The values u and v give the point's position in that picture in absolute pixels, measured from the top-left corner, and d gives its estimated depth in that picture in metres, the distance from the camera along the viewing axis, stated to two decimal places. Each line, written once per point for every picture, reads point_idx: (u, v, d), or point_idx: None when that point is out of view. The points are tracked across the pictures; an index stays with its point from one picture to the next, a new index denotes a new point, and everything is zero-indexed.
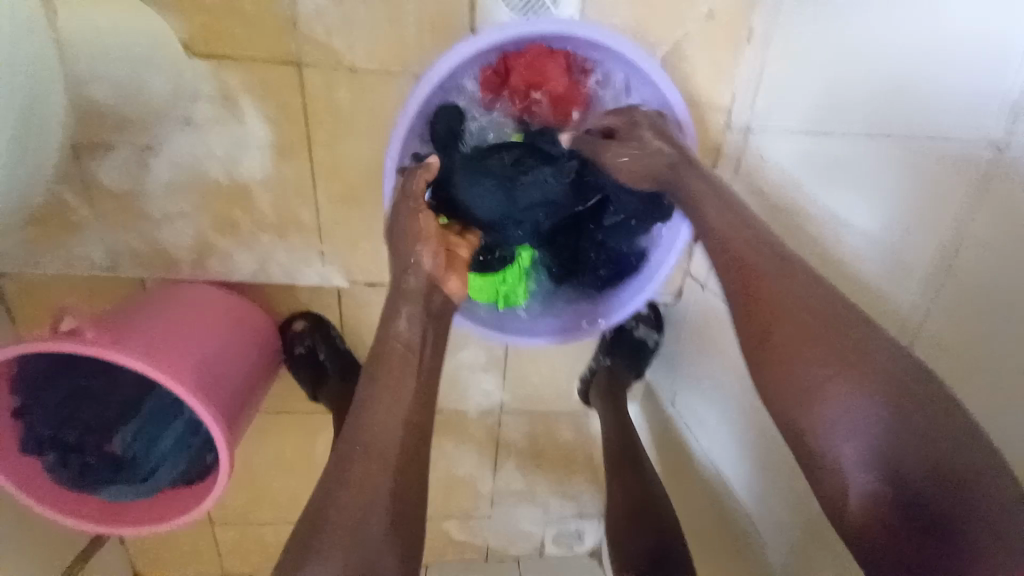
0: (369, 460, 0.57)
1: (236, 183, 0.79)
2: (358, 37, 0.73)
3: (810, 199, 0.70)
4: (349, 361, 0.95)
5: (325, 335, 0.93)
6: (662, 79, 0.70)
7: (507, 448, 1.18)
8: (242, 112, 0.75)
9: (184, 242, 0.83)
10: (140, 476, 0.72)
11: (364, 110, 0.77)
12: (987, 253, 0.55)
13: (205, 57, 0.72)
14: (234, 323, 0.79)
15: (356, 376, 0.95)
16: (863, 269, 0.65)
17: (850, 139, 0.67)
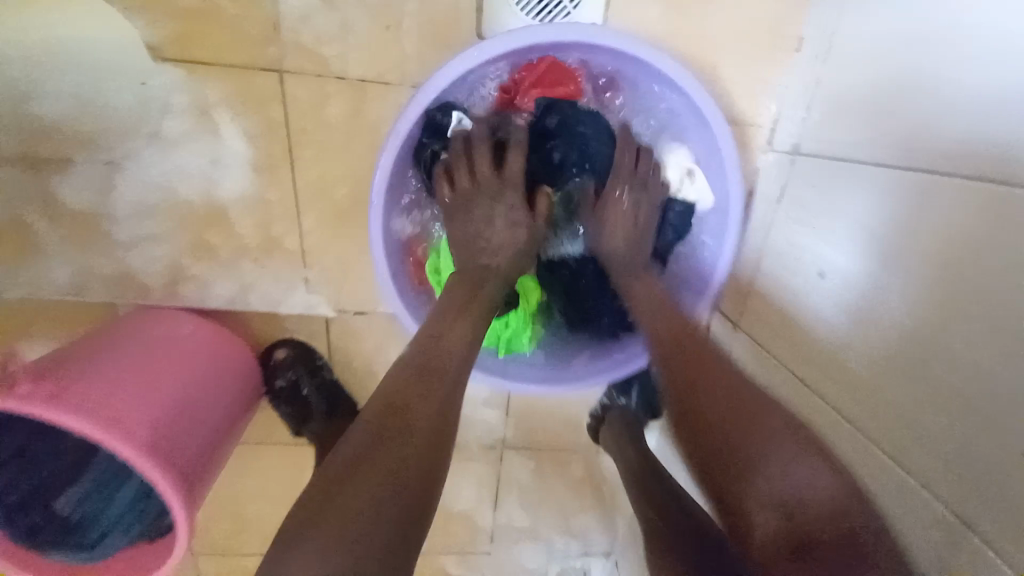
0: (390, 421, 0.48)
1: (211, 202, 0.71)
2: (348, 42, 0.65)
3: (811, 214, 0.65)
4: (336, 395, 0.87)
5: (310, 367, 0.85)
6: (697, 95, 0.61)
7: (509, 482, 1.09)
8: (216, 124, 0.67)
9: (156, 266, 0.75)
10: (89, 542, 0.65)
11: (354, 123, 0.69)
12: (970, 250, 0.46)
13: (176, 64, 0.64)
14: (204, 369, 0.71)
15: (342, 413, 0.86)
16: (850, 285, 0.58)
17: (853, 142, 0.60)
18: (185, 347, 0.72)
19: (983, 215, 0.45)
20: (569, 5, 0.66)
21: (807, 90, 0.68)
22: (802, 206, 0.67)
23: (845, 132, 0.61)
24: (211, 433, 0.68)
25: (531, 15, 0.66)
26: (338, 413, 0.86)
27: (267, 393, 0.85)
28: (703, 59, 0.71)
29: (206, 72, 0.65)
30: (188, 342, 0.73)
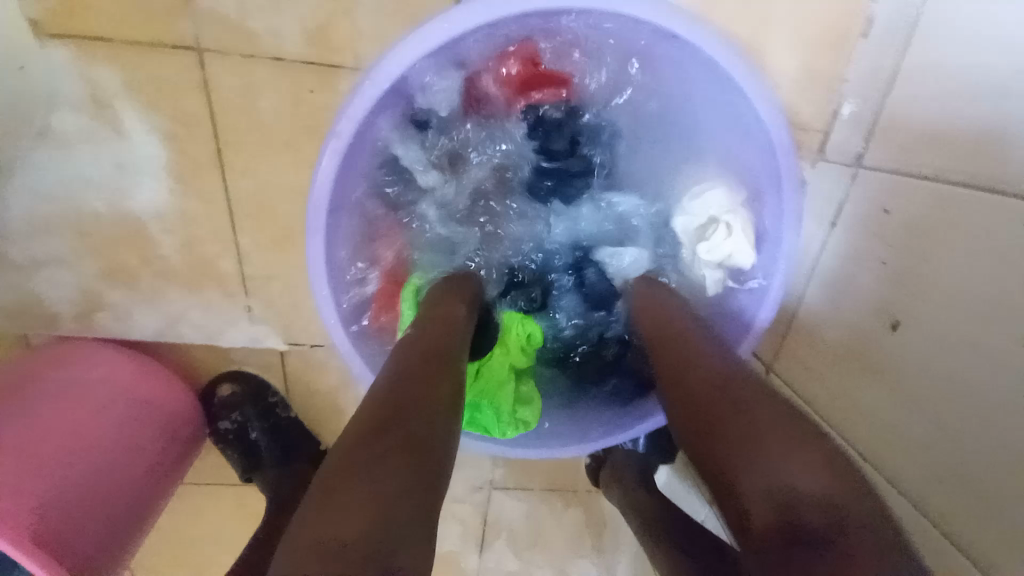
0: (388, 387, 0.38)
1: (125, 218, 0.57)
2: (289, 16, 0.50)
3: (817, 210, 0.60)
4: (292, 438, 0.74)
5: (260, 406, 0.72)
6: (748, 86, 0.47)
7: (499, 522, 0.98)
8: (121, 122, 0.53)
9: (64, 294, 0.61)
10: None
11: (298, 120, 0.54)
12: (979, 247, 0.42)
13: (64, 43, 0.50)
14: (119, 425, 0.58)
15: (298, 457, 0.73)
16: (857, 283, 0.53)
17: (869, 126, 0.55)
18: (99, 395, 0.59)
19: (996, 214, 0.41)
20: None
21: (879, 85, 0.55)
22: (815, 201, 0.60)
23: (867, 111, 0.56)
24: (129, 503, 0.56)
25: None
26: (295, 456, 0.73)
27: (210, 434, 0.72)
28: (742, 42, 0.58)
29: (102, 53, 0.50)
30: (100, 393, 0.59)
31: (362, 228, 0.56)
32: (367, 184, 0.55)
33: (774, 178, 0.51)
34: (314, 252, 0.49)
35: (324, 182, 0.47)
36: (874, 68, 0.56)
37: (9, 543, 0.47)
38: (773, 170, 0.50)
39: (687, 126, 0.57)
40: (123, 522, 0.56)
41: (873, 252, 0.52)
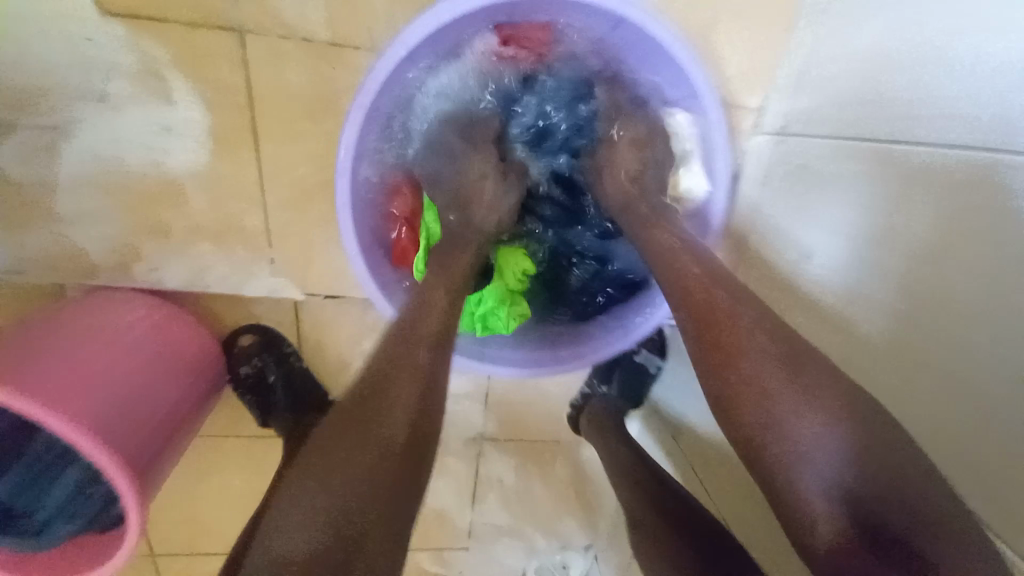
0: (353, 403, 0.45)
1: (165, 177, 0.65)
2: (317, 4, 0.60)
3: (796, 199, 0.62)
4: (304, 386, 0.82)
5: (277, 355, 0.80)
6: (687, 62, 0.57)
7: (490, 476, 1.06)
8: (170, 90, 0.61)
9: (102, 246, 0.68)
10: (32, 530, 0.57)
11: (322, 92, 0.64)
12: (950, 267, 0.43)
13: (124, 22, 0.59)
14: (156, 355, 0.65)
15: (309, 402, 0.82)
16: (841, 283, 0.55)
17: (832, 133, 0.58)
18: (130, 328, 0.65)
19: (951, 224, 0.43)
20: None
21: (795, 74, 0.66)
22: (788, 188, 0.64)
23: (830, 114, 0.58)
24: (163, 416, 0.62)
25: None
26: (305, 401, 0.82)
27: (232, 380, 0.80)
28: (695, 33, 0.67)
29: (154, 28, 0.59)
30: (141, 324, 0.66)
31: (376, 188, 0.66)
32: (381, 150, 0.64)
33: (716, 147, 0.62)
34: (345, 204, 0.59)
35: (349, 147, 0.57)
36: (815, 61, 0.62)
37: (65, 425, 0.51)
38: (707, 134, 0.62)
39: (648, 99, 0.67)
40: (166, 435, 0.63)
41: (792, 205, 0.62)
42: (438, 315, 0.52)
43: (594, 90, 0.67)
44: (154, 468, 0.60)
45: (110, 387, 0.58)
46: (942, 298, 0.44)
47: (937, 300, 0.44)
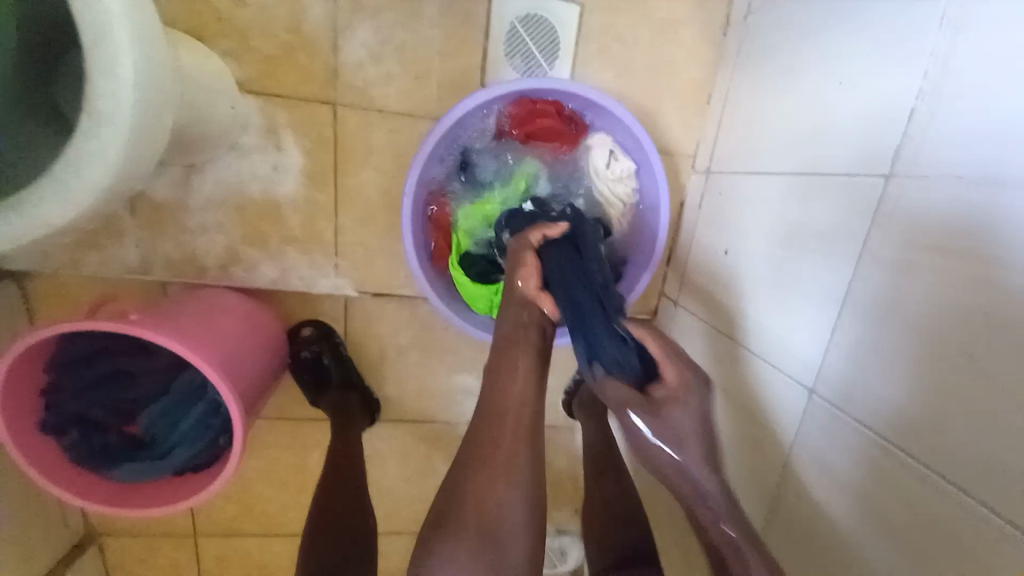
0: (494, 465, 0.58)
1: (269, 200, 0.90)
2: (389, 86, 0.88)
3: (799, 246, 0.69)
4: (350, 370, 1.02)
5: (331, 343, 1.00)
6: (644, 138, 0.80)
7: None
8: (282, 141, 0.87)
9: (213, 251, 0.90)
10: (158, 454, 0.78)
11: (387, 143, 0.90)
12: (945, 315, 0.49)
13: (257, 94, 0.85)
14: (254, 325, 0.88)
15: (355, 383, 1.02)
16: (843, 326, 0.61)
17: (833, 183, 0.64)
18: (236, 310, 0.87)
19: (951, 281, 0.49)
20: (548, 65, 0.90)
21: (714, 133, 0.93)
22: (788, 240, 0.71)
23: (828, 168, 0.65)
24: (253, 377, 0.84)
25: (520, 71, 0.90)
26: (351, 384, 1.02)
27: (291, 365, 0.98)
28: (648, 106, 0.95)
29: (275, 100, 0.85)
30: (243, 305, 0.89)
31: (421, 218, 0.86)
32: (428, 190, 0.85)
33: (665, 191, 0.82)
34: (404, 219, 0.78)
35: (409, 188, 0.78)
36: (763, 124, 0.79)
37: (213, 371, 0.73)
38: (652, 182, 0.84)
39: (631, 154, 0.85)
40: (252, 390, 0.84)
41: (763, 254, 0.76)
42: (521, 414, 0.61)
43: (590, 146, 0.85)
44: (253, 402, 0.84)
45: (230, 340, 0.81)
46: (900, 313, 0.54)
47: (894, 317, 0.54)
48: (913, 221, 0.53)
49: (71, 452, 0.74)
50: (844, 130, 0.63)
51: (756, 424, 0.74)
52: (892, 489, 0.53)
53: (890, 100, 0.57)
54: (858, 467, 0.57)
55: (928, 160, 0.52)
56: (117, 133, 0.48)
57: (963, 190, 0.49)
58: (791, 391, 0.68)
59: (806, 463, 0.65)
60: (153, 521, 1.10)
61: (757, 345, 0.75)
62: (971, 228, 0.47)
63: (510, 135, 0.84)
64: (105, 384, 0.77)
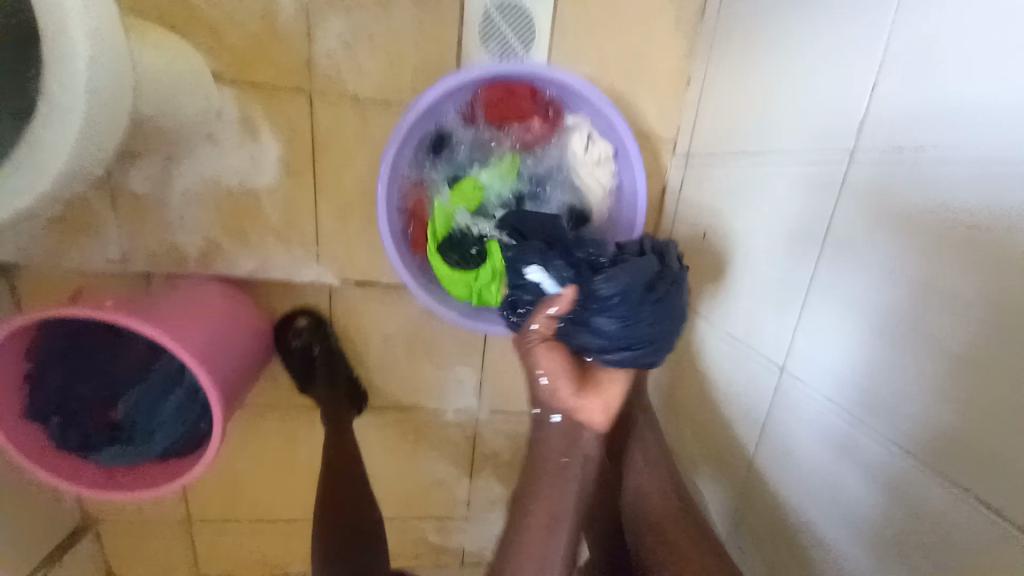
0: (542, 505, 0.65)
1: (247, 191, 0.90)
2: (363, 73, 0.87)
3: (796, 238, 0.64)
4: (339, 363, 1.02)
5: (322, 335, 1.00)
6: (618, 118, 0.79)
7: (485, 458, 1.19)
8: (258, 132, 0.87)
9: (194, 243, 0.91)
10: (140, 440, 0.79)
11: (364, 132, 0.90)
12: (965, 315, 0.44)
13: (231, 85, 0.85)
14: (235, 314, 0.88)
15: (344, 377, 1.02)
16: (848, 326, 0.56)
17: (829, 169, 0.60)
18: (215, 300, 0.87)
19: (965, 276, 0.44)
20: (523, 49, 0.90)
21: (694, 116, 0.92)
22: (783, 230, 0.67)
23: (819, 150, 0.61)
24: (235, 366, 0.84)
25: (495, 56, 0.90)
26: (339, 377, 1.02)
27: (279, 353, 0.99)
28: (626, 89, 0.95)
29: (249, 90, 0.85)
30: (222, 295, 0.88)
31: (399, 206, 0.85)
32: (405, 176, 0.84)
33: (643, 172, 0.81)
34: (379, 205, 0.78)
35: (384, 174, 0.77)
36: (745, 105, 0.77)
37: (191, 359, 0.74)
38: (629, 165, 0.83)
39: (610, 136, 0.84)
40: (235, 379, 0.84)
41: (745, 247, 0.74)
42: (567, 466, 0.65)
43: (568, 130, 0.84)
44: (236, 390, 0.85)
45: (208, 327, 0.81)
46: (886, 314, 0.51)
47: (880, 318, 0.52)
48: (894, 216, 0.51)
49: (54, 440, 0.75)
50: (828, 112, 0.60)
51: (741, 417, 0.73)
52: (915, 511, 0.48)
53: (858, 78, 0.56)
54: (871, 484, 0.53)
55: (922, 137, 0.49)
56: (72, 119, 0.49)
57: (942, 180, 0.46)
58: (795, 397, 0.63)
59: (794, 463, 0.63)
60: (147, 512, 1.12)
61: (757, 342, 0.70)
62: (955, 222, 0.45)
63: (485, 118, 0.83)
64: (84, 371, 0.78)
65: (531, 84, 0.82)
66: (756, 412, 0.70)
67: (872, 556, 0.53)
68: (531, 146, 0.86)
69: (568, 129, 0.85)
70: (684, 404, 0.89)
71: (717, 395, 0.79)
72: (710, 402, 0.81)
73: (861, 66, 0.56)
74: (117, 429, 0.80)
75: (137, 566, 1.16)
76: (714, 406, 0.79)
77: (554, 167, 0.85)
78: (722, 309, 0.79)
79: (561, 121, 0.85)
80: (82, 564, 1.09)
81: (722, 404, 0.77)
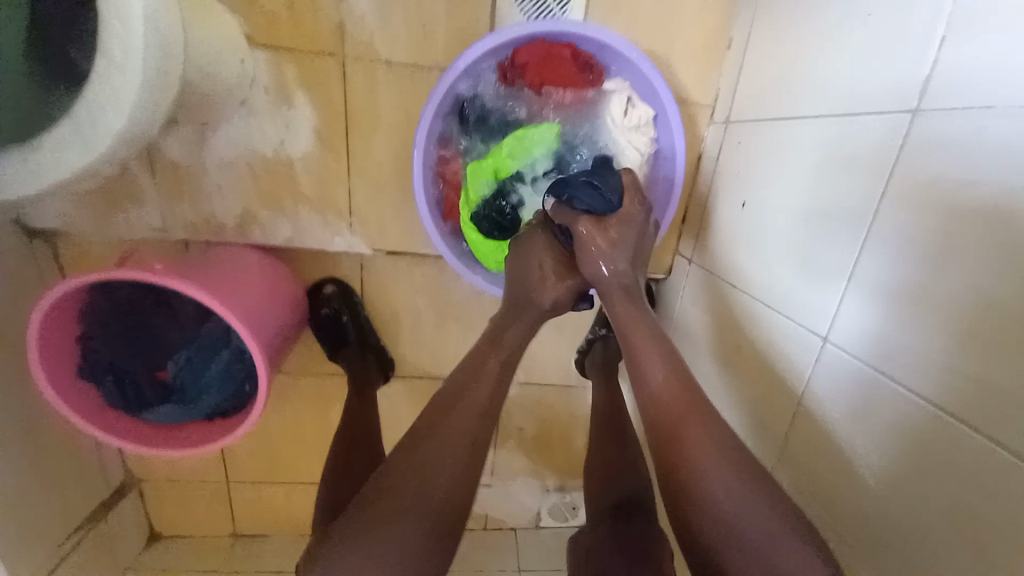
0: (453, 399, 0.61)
1: (281, 159, 0.90)
2: (396, 37, 0.86)
3: (831, 200, 0.64)
4: (368, 330, 1.04)
5: (350, 302, 1.02)
6: (658, 81, 0.77)
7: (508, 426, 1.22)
8: (292, 98, 0.87)
9: (230, 210, 0.92)
10: (188, 401, 0.82)
11: (396, 98, 0.89)
12: (989, 268, 0.45)
13: (264, 50, 0.84)
14: (273, 280, 0.90)
15: (374, 343, 1.05)
16: (875, 285, 0.57)
17: (868, 130, 0.59)
18: (254, 266, 0.89)
19: (990, 230, 0.45)
20: (559, 11, 0.87)
21: (734, 81, 0.90)
22: (818, 193, 0.66)
23: (863, 110, 0.60)
24: (274, 331, 0.87)
25: (530, 18, 0.87)
26: (368, 342, 1.05)
27: (310, 322, 1.01)
28: (664, 54, 0.92)
29: (282, 55, 0.84)
30: (259, 261, 0.90)
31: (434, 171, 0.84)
32: (439, 141, 0.83)
33: (681, 138, 0.79)
34: (415, 170, 0.78)
35: (421, 136, 0.77)
36: (787, 68, 0.75)
37: (238, 322, 0.77)
38: (667, 131, 0.81)
39: (650, 100, 0.82)
40: (274, 343, 0.87)
41: (780, 218, 0.73)
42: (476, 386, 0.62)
43: (607, 92, 0.82)
44: (275, 354, 0.88)
45: (249, 292, 0.83)
46: (919, 291, 0.52)
47: (907, 300, 0.53)
48: (928, 200, 0.51)
49: (108, 399, 0.79)
50: (876, 70, 0.59)
51: (771, 389, 0.73)
52: (938, 466, 0.49)
53: (918, 34, 0.54)
54: (891, 438, 0.54)
55: (966, 94, 0.48)
56: (130, 78, 0.49)
57: (985, 143, 0.46)
58: (819, 359, 0.64)
59: (823, 436, 0.63)
60: (187, 471, 1.17)
61: (785, 308, 0.71)
62: (991, 203, 0.45)
63: (522, 81, 0.81)
64: (137, 332, 0.81)
65: (571, 45, 0.80)
66: (779, 376, 0.71)
67: (897, 514, 0.54)
68: (568, 111, 0.84)
69: (606, 93, 0.82)
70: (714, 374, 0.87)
71: (745, 369, 0.79)
72: (740, 372, 0.80)
73: (915, 22, 0.54)
74: (167, 389, 0.83)
75: (178, 522, 1.22)
76: (743, 381, 0.79)
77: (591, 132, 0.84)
78: (751, 283, 0.79)
79: (601, 83, 0.82)
80: (128, 519, 1.15)
81: (755, 378, 0.76)
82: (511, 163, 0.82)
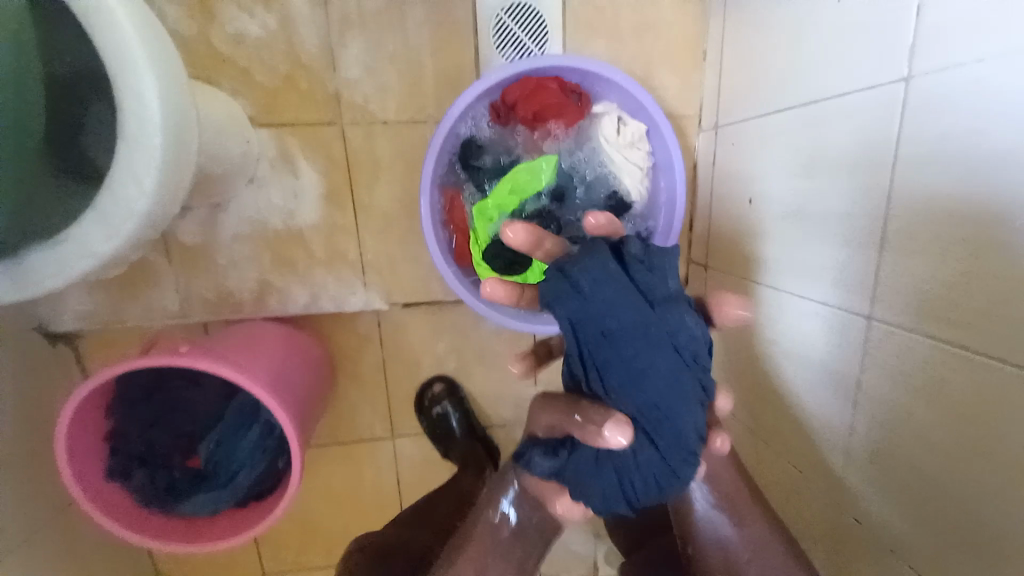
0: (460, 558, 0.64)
1: (292, 228, 0.92)
2: (390, 98, 0.91)
3: (815, 184, 0.68)
4: (475, 428, 1.04)
5: (458, 397, 1.04)
6: (646, 96, 0.80)
7: None
8: (297, 168, 0.91)
9: (246, 284, 0.93)
10: (221, 483, 0.79)
11: (395, 153, 0.93)
12: (963, 253, 0.49)
13: (268, 127, 0.88)
14: (295, 347, 0.89)
15: (481, 440, 1.03)
16: (866, 265, 0.60)
17: (841, 118, 0.63)
18: (275, 335, 0.88)
19: (962, 221, 0.48)
20: (538, 51, 0.92)
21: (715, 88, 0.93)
22: (804, 178, 0.70)
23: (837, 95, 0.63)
24: (302, 398, 0.85)
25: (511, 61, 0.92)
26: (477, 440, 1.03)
27: (421, 417, 1.05)
28: (644, 74, 0.96)
29: (284, 129, 0.89)
30: (280, 331, 0.90)
31: (441, 215, 0.86)
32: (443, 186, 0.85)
33: (677, 146, 0.80)
34: (424, 215, 0.79)
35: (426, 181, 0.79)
36: (764, 65, 0.78)
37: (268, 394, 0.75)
38: (661, 141, 0.83)
39: (642, 115, 0.84)
40: (303, 412, 0.85)
41: (772, 206, 0.77)
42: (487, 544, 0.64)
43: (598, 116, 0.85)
44: (305, 422, 0.85)
45: (273, 361, 0.82)
46: (904, 270, 0.55)
47: (896, 279, 0.56)
48: (903, 198, 0.55)
49: (138, 493, 0.76)
50: (852, 50, 0.61)
51: (789, 367, 0.75)
52: (947, 447, 0.52)
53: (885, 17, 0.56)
54: (900, 415, 0.57)
55: (932, 87, 0.51)
56: (149, 161, 0.51)
57: (954, 136, 0.49)
58: (825, 335, 0.67)
59: (841, 413, 0.66)
60: (222, 566, 1.11)
61: (787, 288, 0.74)
62: (957, 208, 0.49)
63: (514, 117, 0.85)
64: (167, 416, 0.80)
65: (557, 77, 0.83)
66: (794, 354, 0.74)
67: (911, 486, 0.57)
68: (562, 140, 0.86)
69: (597, 117, 0.85)
70: (739, 370, 0.89)
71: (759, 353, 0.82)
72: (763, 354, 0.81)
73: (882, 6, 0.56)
74: (199, 473, 0.80)
75: None
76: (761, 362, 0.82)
77: (589, 156, 0.86)
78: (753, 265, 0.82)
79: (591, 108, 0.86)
80: None
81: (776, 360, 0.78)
82: (517, 196, 0.83)
